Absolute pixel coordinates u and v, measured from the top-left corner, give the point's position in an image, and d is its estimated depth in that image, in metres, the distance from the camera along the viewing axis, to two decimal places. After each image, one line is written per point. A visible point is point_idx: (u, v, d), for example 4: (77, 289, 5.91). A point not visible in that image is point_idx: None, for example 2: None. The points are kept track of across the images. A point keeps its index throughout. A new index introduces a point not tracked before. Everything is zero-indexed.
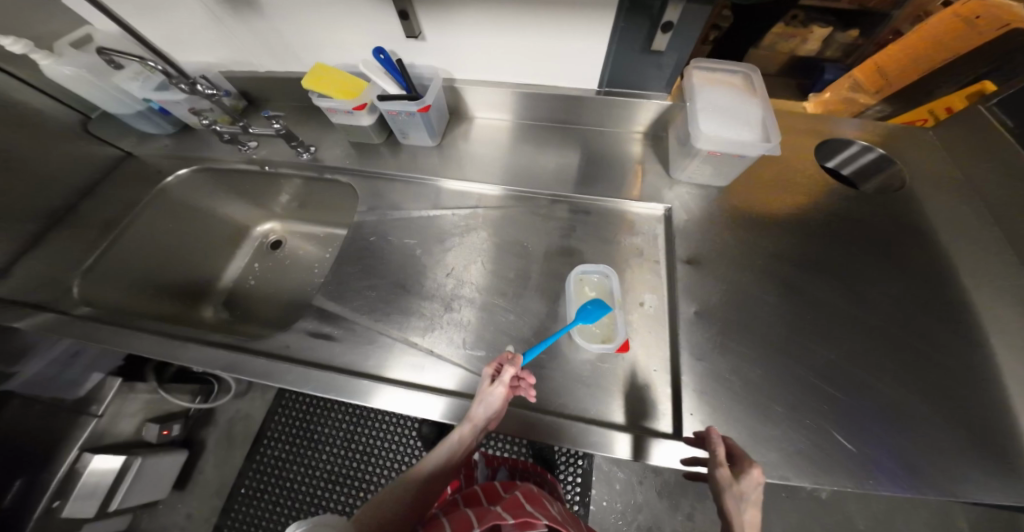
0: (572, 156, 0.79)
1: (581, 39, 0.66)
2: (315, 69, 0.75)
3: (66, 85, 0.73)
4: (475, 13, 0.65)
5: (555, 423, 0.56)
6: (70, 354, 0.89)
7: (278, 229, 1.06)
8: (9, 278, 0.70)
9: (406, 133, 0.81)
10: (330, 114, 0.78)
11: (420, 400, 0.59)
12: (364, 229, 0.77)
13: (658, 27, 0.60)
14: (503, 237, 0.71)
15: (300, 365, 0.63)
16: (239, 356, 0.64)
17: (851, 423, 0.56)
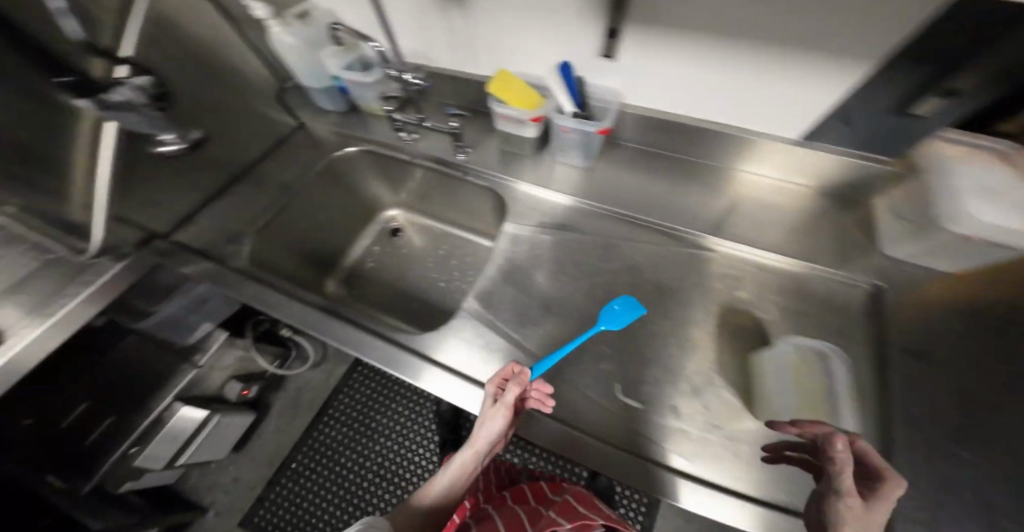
0: (750, 205, 0.71)
1: (809, 84, 0.57)
2: (499, 74, 0.74)
3: (282, 52, 0.80)
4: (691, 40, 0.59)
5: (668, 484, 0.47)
6: (200, 300, 0.90)
7: (401, 218, 1.07)
8: (191, 225, 0.75)
9: (566, 150, 0.79)
10: (501, 120, 0.78)
11: (461, 391, 0.57)
12: (510, 240, 0.73)
13: (934, 86, 0.49)
14: (665, 278, 0.66)
15: (438, 367, 0.59)
16: (386, 345, 0.61)
17: None
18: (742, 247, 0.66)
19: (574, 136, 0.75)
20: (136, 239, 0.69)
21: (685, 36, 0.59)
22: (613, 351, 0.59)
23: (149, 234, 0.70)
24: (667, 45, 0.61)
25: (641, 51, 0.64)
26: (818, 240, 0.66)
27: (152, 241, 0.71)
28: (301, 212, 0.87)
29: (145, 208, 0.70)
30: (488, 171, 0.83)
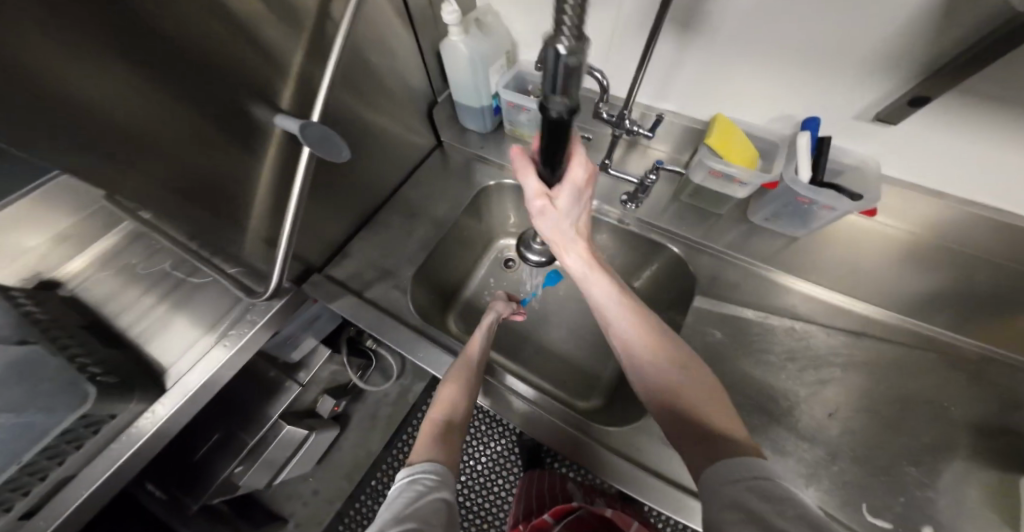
0: (987, 302, 0.62)
1: None
2: (716, 124, 0.64)
3: (448, 60, 0.66)
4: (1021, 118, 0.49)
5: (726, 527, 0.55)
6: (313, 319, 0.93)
7: (514, 248, 1.01)
8: (349, 259, 0.72)
9: (778, 218, 0.68)
10: (702, 176, 0.67)
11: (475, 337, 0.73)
12: (706, 315, 0.67)
13: None
14: (895, 379, 0.60)
15: (628, 463, 0.59)
16: (563, 427, 0.62)
17: None
18: (816, 288, 0.67)
19: (807, 208, 0.63)
20: (295, 274, 0.67)
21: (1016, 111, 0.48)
22: (855, 466, 0.55)
23: (307, 267, 0.68)
24: (989, 122, 0.51)
25: (933, 118, 0.54)
26: None
27: (309, 276, 0.69)
28: (444, 246, 0.79)
29: (307, 239, 0.65)
30: (669, 230, 0.74)
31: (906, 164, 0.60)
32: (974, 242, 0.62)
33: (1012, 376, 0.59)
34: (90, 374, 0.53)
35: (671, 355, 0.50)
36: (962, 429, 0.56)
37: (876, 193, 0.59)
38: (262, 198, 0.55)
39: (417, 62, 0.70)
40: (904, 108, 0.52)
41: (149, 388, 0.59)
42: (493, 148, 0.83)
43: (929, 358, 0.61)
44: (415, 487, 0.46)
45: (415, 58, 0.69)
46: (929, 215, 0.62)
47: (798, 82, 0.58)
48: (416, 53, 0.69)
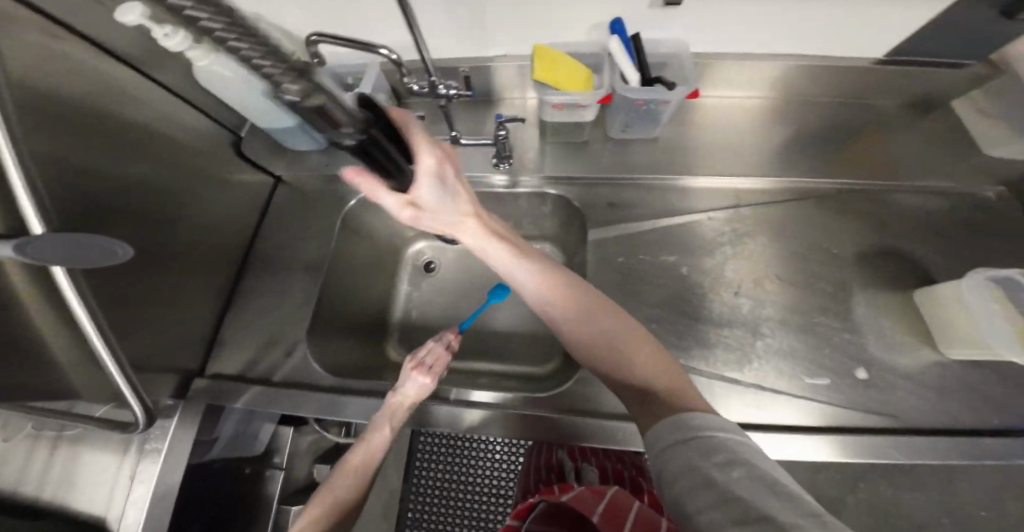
0: (828, 137, 0.65)
1: None
2: (540, 55, 0.60)
3: (222, 89, 0.57)
4: None
5: None
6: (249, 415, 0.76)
7: (428, 249, 0.93)
8: (231, 343, 0.64)
9: (631, 126, 0.67)
10: (547, 112, 0.65)
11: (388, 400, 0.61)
12: (608, 249, 0.64)
13: None
14: (791, 239, 0.61)
15: (589, 420, 0.57)
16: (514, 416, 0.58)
17: None
18: (682, 179, 0.66)
19: (648, 108, 0.63)
20: (174, 386, 0.58)
21: None
22: (781, 335, 0.56)
23: (184, 374, 0.60)
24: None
25: None
26: (910, 158, 0.63)
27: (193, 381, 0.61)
28: (336, 283, 0.72)
29: (161, 347, 0.56)
30: (554, 174, 0.69)
31: (712, 40, 0.60)
32: (799, 80, 0.65)
33: (881, 192, 0.62)
34: None
35: (597, 321, 0.45)
36: (851, 261, 0.58)
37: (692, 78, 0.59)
38: (66, 334, 0.45)
39: (179, 105, 0.60)
40: None
41: None
42: (338, 162, 0.74)
43: (805, 205, 0.62)
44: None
45: (173, 101, 0.59)
46: (749, 73, 0.64)
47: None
48: (167, 95, 0.58)
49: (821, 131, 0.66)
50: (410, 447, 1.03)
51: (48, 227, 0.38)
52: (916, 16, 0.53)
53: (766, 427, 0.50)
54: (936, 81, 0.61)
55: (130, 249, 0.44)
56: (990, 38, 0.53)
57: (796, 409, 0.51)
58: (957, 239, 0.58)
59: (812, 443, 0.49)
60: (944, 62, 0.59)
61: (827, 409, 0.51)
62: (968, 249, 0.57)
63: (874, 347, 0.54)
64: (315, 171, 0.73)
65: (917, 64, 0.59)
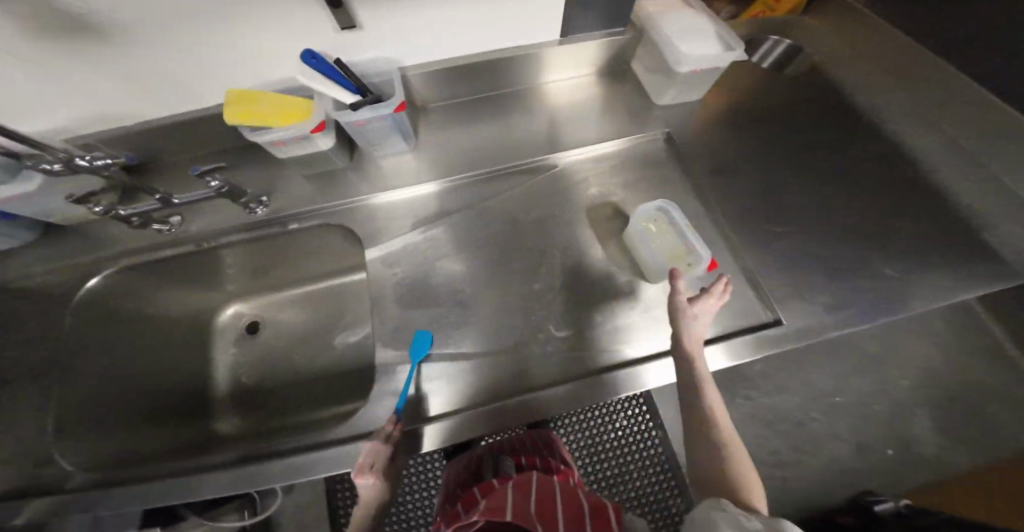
0: (545, 118, 0.77)
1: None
2: (236, 97, 0.58)
3: None
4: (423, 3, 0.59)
5: (526, 402, 0.56)
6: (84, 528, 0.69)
7: (248, 308, 0.86)
8: None
9: (376, 143, 0.71)
10: (278, 148, 0.64)
11: (315, 457, 0.55)
12: (384, 263, 0.68)
13: None
14: (532, 213, 0.71)
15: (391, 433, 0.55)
16: (310, 455, 0.55)
17: (832, 282, 0.60)
18: (437, 182, 0.72)
19: (373, 126, 0.66)
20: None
21: None
22: (536, 298, 0.64)
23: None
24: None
25: (381, 17, 0.60)
26: (609, 121, 0.76)
27: None
28: None
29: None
30: (314, 208, 0.70)
31: (413, 56, 0.68)
32: (508, 74, 0.76)
33: (597, 159, 0.74)
34: None
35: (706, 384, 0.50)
36: (575, 222, 0.70)
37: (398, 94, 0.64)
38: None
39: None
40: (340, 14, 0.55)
41: None
42: (72, 248, 0.67)
43: (532, 186, 0.73)
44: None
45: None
46: (466, 70, 0.73)
47: (265, 38, 0.57)
48: None
49: (545, 111, 0.78)
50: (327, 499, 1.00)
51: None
52: (552, 6, 0.65)
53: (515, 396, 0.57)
54: (604, 52, 0.75)
55: None
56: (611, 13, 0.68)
57: (543, 363, 0.59)
58: (653, 178, 0.72)
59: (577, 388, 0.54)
60: (601, 36, 0.73)
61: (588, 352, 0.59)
62: (660, 184, 0.71)
63: (599, 290, 0.64)
64: (44, 264, 0.65)
65: (582, 42, 0.73)
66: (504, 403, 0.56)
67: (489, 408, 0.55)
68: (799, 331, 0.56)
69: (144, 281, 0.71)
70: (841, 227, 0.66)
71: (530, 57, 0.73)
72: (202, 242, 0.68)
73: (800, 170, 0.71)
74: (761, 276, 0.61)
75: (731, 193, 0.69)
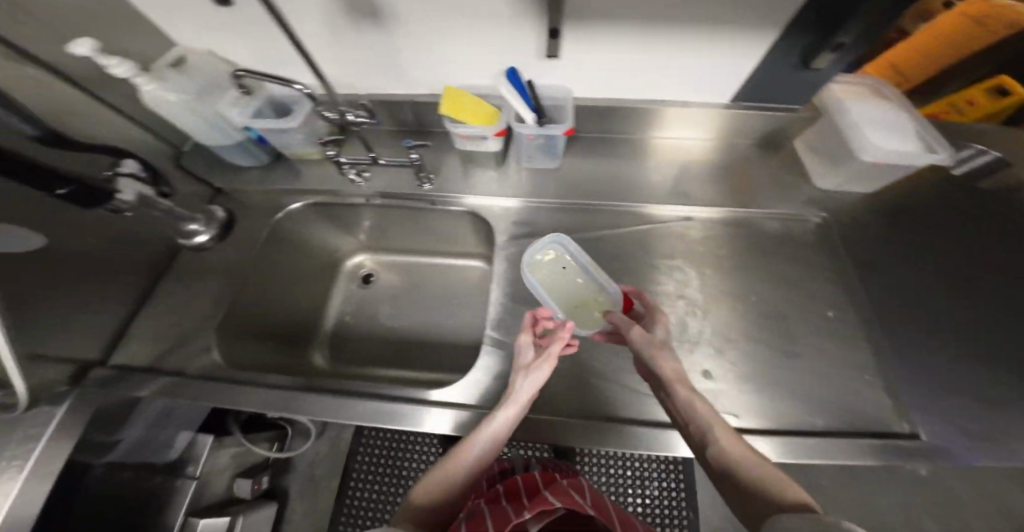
0: (690, 168, 0.78)
1: (723, 58, 0.64)
2: (450, 93, 0.70)
3: (163, 110, 0.65)
4: (622, 44, 0.64)
5: (622, 431, 0.56)
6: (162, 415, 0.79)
7: (370, 262, 0.98)
8: (139, 338, 0.66)
9: (532, 156, 0.80)
10: (460, 141, 0.76)
11: (415, 413, 0.59)
12: (507, 264, 0.74)
13: (828, 44, 0.57)
14: (658, 255, 0.71)
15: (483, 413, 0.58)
16: (403, 408, 0.59)
17: (988, 422, 0.53)
18: (577, 203, 0.77)
19: (541, 140, 0.75)
20: (68, 375, 0.59)
21: (618, 34, 0.62)
22: None
23: (82, 365, 0.61)
24: (617, 29, 0.62)
25: (580, 48, 0.66)
26: (757, 190, 0.74)
27: (92, 370, 0.62)
28: (258, 280, 0.77)
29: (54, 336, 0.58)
30: (462, 196, 0.80)
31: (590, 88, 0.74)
32: (666, 123, 0.78)
33: (739, 224, 0.73)
34: None
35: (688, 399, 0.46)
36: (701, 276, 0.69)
37: (569, 116, 0.72)
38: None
39: (121, 115, 0.66)
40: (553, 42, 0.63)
41: None
42: (276, 179, 0.83)
43: (664, 230, 0.73)
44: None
45: (120, 114, 0.67)
46: (628, 112, 0.77)
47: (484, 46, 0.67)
48: (118, 113, 0.66)
49: (693, 167, 0.78)
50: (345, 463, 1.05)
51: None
52: (740, 73, 0.67)
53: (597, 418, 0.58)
54: (774, 122, 0.74)
55: None
56: (799, 88, 0.68)
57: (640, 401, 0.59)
58: (793, 256, 0.69)
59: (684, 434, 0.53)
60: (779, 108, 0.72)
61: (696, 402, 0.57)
62: (799, 263, 0.68)
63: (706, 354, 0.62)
64: (252, 185, 0.81)
65: (753, 109, 0.73)
66: (597, 422, 0.56)
67: (586, 423, 0.56)
68: (938, 447, 0.51)
69: (312, 219, 0.86)
70: (1010, 367, 0.58)
71: (694, 113, 0.75)
72: (371, 199, 0.82)
73: (961, 293, 0.65)
74: (898, 377, 0.57)
75: (875, 294, 0.65)
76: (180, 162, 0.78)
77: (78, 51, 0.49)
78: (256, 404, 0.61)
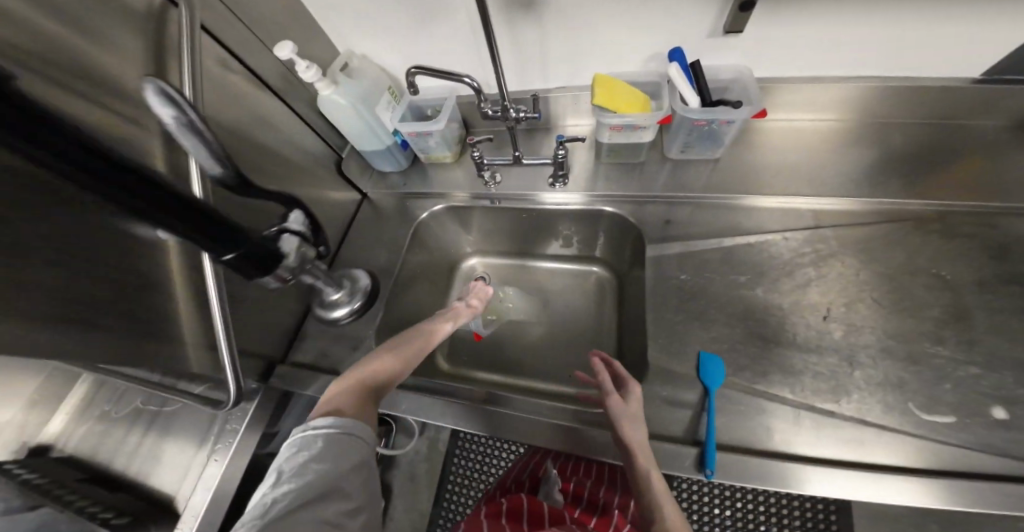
0: (903, 156, 0.64)
1: (985, 15, 0.51)
2: (600, 81, 0.61)
3: (331, 114, 0.68)
4: (848, 10, 0.53)
5: (854, 479, 0.46)
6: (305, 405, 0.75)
7: (481, 266, 0.94)
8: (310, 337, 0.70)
9: (691, 147, 0.66)
10: (605, 134, 0.65)
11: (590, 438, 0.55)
12: (667, 265, 0.62)
13: None
14: (876, 261, 0.57)
15: (666, 441, 0.51)
16: (578, 429, 0.57)
17: None
18: (757, 199, 0.64)
19: (709, 129, 0.61)
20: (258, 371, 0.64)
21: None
22: (877, 362, 0.52)
23: (268, 362, 0.67)
24: None
25: (789, 20, 0.56)
26: (1005, 184, 0.59)
27: (274, 367, 0.67)
28: (404, 285, 0.77)
29: (243, 331, 0.63)
30: (606, 194, 0.71)
31: (783, 67, 0.62)
32: (869, 101, 0.64)
33: (981, 223, 0.57)
34: (103, 519, 0.55)
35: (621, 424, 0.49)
36: (941, 286, 0.54)
37: (758, 98, 0.58)
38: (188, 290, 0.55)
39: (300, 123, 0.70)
40: (746, 16, 0.54)
41: (167, 516, 0.58)
42: (416, 181, 0.83)
43: (879, 230, 0.59)
44: (336, 444, 0.41)
45: (297, 123, 0.71)
46: (821, 95, 0.64)
47: (663, 29, 0.60)
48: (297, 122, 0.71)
49: (905, 156, 0.64)
50: (441, 467, 0.99)
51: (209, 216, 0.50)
52: (1009, 31, 0.53)
53: (812, 461, 0.48)
54: None
55: (257, 241, 0.55)
56: None
57: (869, 444, 0.48)
58: None
59: (936, 485, 0.44)
60: None
61: (949, 448, 0.46)
62: None
63: (966, 391, 0.49)
64: (394, 189, 0.83)
65: (1012, 82, 0.57)
66: (817, 465, 0.47)
67: (804, 465, 0.47)
68: None
69: (446, 222, 0.85)
70: None
71: (912, 91, 0.61)
72: (491, 201, 0.78)
73: None
74: None
75: None
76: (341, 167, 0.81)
77: (279, 56, 0.55)
78: (421, 413, 0.62)
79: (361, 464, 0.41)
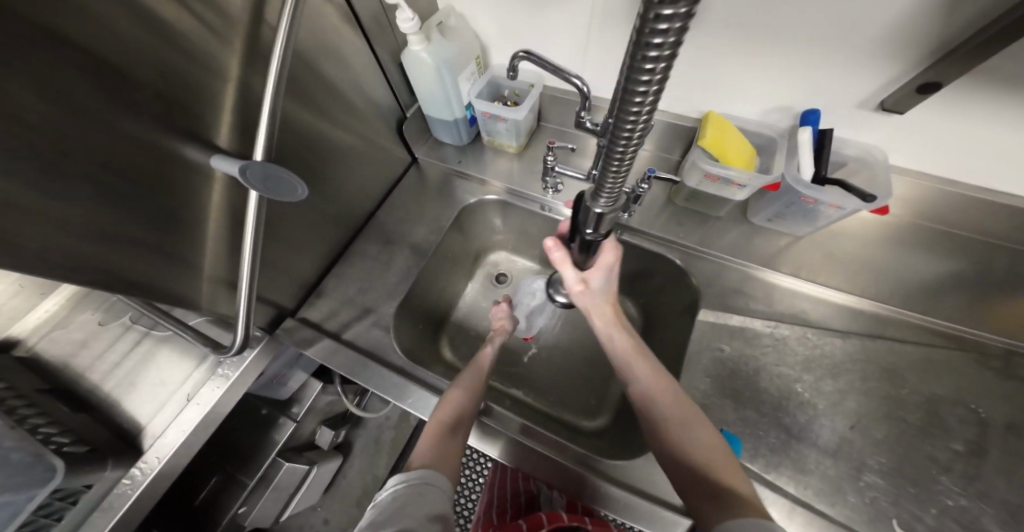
0: (964, 282, 0.64)
1: None
2: (713, 123, 0.61)
3: (411, 71, 0.62)
4: (998, 119, 0.52)
5: None
6: (296, 356, 0.69)
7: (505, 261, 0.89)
8: (329, 299, 0.66)
9: (783, 218, 0.66)
10: (698, 181, 0.64)
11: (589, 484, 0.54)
12: (708, 330, 0.63)
13: None
14: (905, 381, 0.59)
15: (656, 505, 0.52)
16: (578, 472, 0.55)
17: None
18: (805, 284, 0.65)
19: (814, 208, 0.61)
20: (267, 322, 0.60)
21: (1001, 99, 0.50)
22: (882, 477, 0.53)
23: (280, 313, 0.62)
24: (999, 98, 0.50)
25: (941, 111, 0.54)
26: None
27: (283, 320, 0.63)
28: (434, 266, 0.73)
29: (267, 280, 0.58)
30: (663, 237, 0.69)
31: (902, 156, 0.61)
32: (959, 219, 0.62)
33: (1009, 371, 0.59)
34: (55, 445, 0.48)
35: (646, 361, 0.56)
36: (960, 418, 0.57)
37: (886, 191, 0.57)
38: (221, 229, 0.51)
39: (375, 73, 0.64)
40: (911, 99, 0.51)
41: (125, 453, 0.52)
42: (471, 162, 0.77)
43: (915, 352, 0.61)
44: (414, 494, 0.41)
45: (374, 71, 0.64)
46: (927, 199, 0.62)
47: (798, 79, 0.57)
48: (372, 66, 0.63)
49: (964, 285, 0.64)
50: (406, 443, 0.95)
51: (267, 157, 0.45)
52: None
53: None
54: None
55: (304, 192, 0.50)
56: None
57: None
58: None
59: None
60: None
61: None
62: None
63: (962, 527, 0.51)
64: (446, 163, 0.77)
65: None
66: None
67: None
68: None
69: (490, 212, 0.80)
70: None
71: (997, 224, 0.61)
72: (543, 206, 0.74)
73: None
74: None
75: None
76: (401, 126, 0.74)
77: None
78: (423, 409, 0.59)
79: (440, 516, 0.40)
